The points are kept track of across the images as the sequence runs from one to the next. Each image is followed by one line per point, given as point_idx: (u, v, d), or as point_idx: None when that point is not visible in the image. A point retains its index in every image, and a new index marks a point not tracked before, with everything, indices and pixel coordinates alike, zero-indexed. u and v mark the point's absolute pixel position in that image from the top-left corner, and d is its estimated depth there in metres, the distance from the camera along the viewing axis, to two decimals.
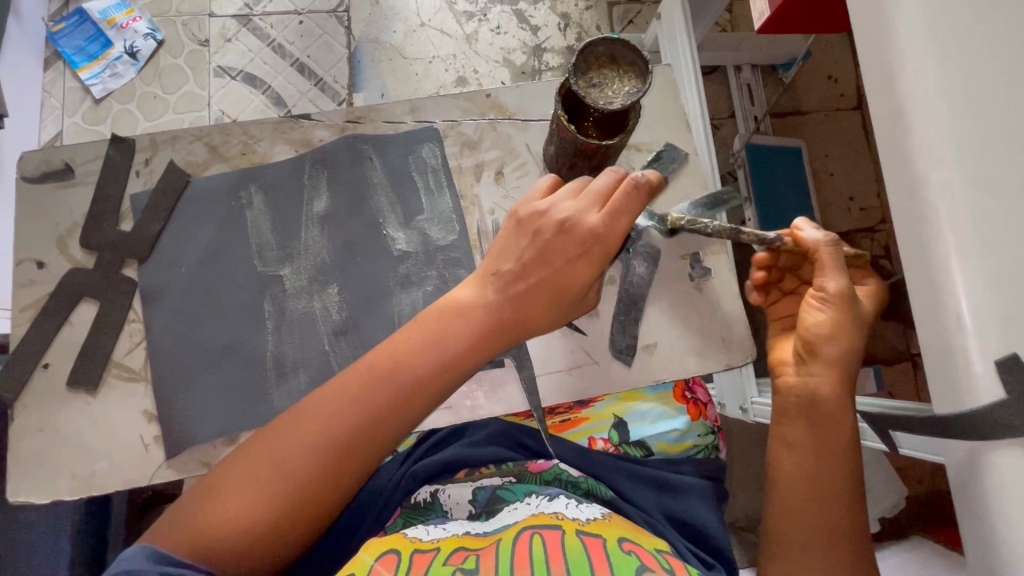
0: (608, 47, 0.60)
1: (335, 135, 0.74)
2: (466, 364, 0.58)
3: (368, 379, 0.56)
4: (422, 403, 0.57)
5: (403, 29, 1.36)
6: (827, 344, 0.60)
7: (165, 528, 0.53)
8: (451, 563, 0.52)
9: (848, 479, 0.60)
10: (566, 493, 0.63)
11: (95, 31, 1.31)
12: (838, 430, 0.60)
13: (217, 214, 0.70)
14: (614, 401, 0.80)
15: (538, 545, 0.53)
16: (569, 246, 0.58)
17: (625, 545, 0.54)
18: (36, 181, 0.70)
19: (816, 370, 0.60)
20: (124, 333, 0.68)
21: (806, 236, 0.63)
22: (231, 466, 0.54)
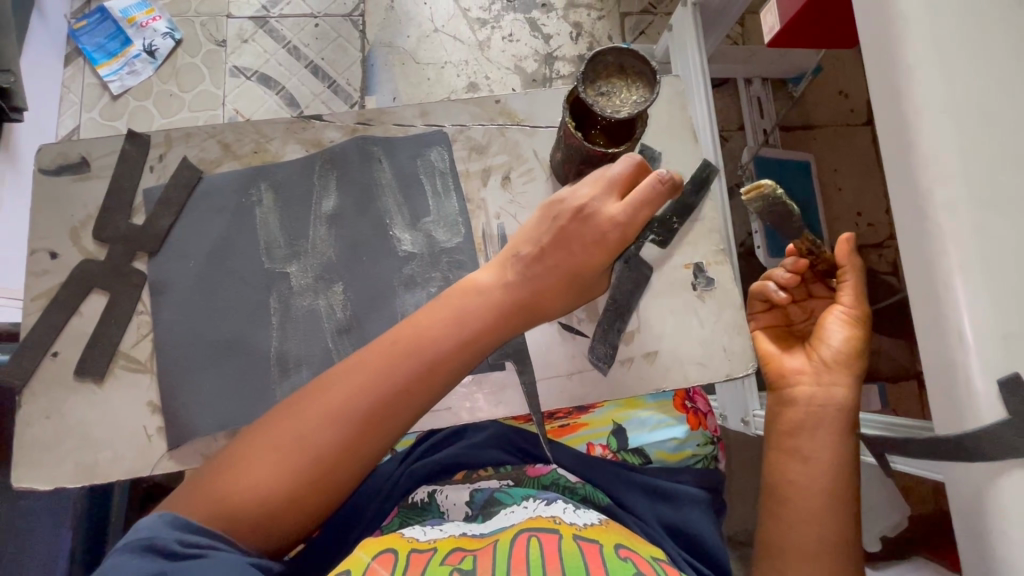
0: (617, 56, 0.62)
1: (345, 136, 0.75)
2: (486, 343, 0.59)
3: (387, 359, 0.56)
4: (439, 384, 0.57)
5: (416, 35, 1.38)
6: (848, 359, 0.65)
7: (181, 498, 0.54)
8: (448, 564, 0.53)
9: (847, 494, 0.62)
10: (563, 498, 0.63)
11: (115, 28, 1.33)
12: (826, 444, 0.63)
13: (228, 210, 0.72)
14: (614, 408, 0.78)
15: (535, 549, 0.53)
16: (590, 234, 0.59)
17: (622, 551, 0.54)
18: (52, 174, 0.72)
19: (840, 380, 0.64)
20: (132, 325, 0.69)
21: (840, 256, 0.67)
22: (252, 436, 0.55)
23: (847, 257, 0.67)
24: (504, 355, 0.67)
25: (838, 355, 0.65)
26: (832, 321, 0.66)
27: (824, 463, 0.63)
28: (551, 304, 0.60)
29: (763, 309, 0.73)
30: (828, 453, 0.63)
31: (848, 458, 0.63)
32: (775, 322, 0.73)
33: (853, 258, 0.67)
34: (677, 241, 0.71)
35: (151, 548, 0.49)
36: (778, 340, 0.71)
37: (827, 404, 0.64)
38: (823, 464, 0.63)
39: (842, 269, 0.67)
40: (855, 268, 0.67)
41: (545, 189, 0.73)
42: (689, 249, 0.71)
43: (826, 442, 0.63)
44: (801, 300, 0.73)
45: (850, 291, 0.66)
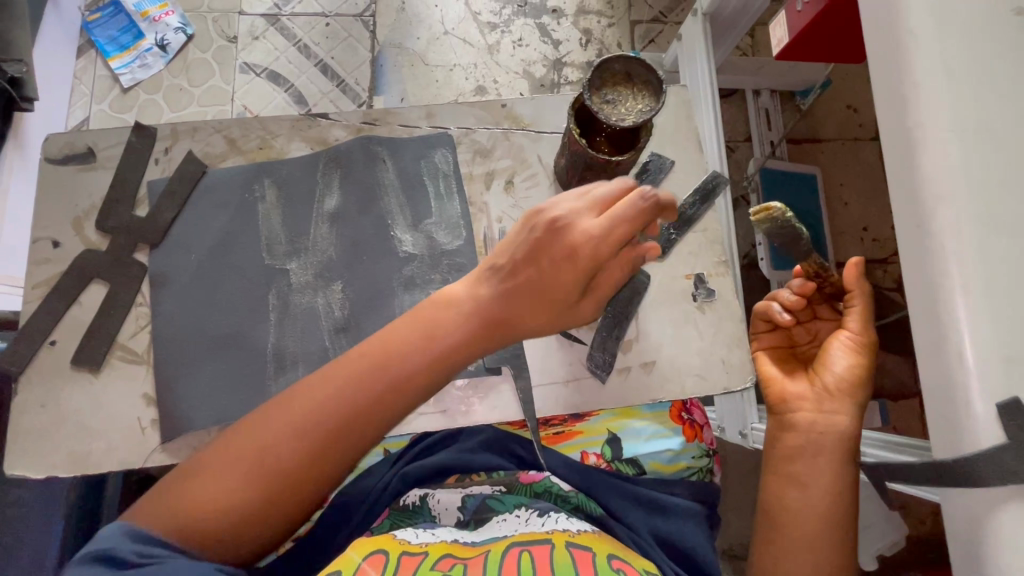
0: (625, 64, 0.62)
1: (351, 135, 0.75)
2: (453, 361, 0.58)
3: (352, 374, 0.55)
4: (407, 403, 0.57)
5: (426, 37, 1.38)
6: (851, 387, 0.63)
7: (143, 508, 0.53)
8: (438, 570, 0.52)
9: (843, 522, 0.62)
10: (557, 508, 0.62)
11: (128, 22, 1.34)
12: (824, 470, 0.62)
13: (231, 205, 0.72)
14: (610, 416, 0.75)
15: (526, 562, 0.52)
16: (567, 248, 0.55)
17: (614, 562, 0.54)
18: (59, 163, 0.72)
19: (840, 409, 0.63)
20: (130, 316, 0.69)
21: (849, 281, 0.66)
22: (216, 448, 0.55)
23: (854, 282, 0.66)
24: (501, 359, 0.67)
25: (841, 382, 0.64)
26: (838, 347, 0.65)
27: (820, 492, 0.62)
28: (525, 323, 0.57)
29: (766, 330, 0.73)
30: (825, 478, 0.62)
31: (847, 486, 0.62)
32: (779, 343, 0.73)
33: (861, 284, 0.66)
34: (678, 251, 0.71)
35: (105, 558, 0.48)
36: (780, 362, 0.71)
37: (824, 432, 0.63)
38: (821, 489, 0.62)
39: (850, 294, 0.66)
40: (863, 294, 0.65)
41: (547, 195, 0.73)
42: (690, 259, 0.71)
43: (824, 469, 0.62)
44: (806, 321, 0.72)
45: (857, 318, 0.65)
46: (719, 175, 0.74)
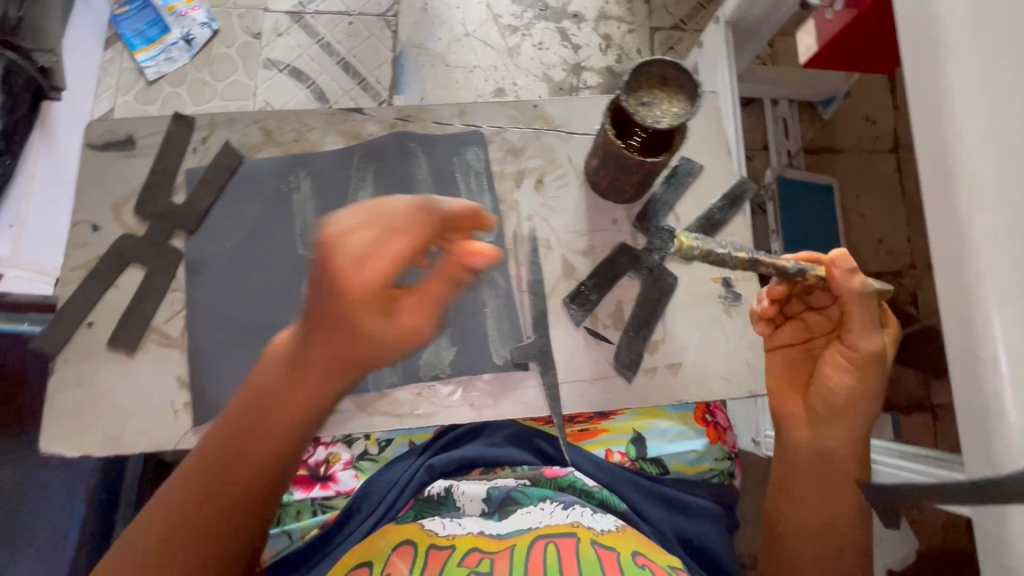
0: (660, 68, 0.63)
1: (385, 131, 0.76)
2: (303, 413, 0.50)
3: (200, 468, 0.49)
4: (277, 449, 0.50)
5: (447, 38, 1.40)
6: (848, 408, 0.59)
7: None
8: (465, 565, 0.53)
9: (851, 533, 0.61)
10: (581, 502, 0.62)
11: (155, 16, 1.36)
12: (816, 492, 0.62)
13: (266, 195, 0.73)
14: (635, 415, 0.74)
15: (552, 555, 0.53)
16: (336, 274, 0.46)
17: (639, 559, 0.55)
18: (99, 149, 0.74)
19: (834, 432, 0.60)
20: (165, 301, 0.70)
21: (841, 282, 0.57)
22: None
23: (845, 283, 0.57)
24: (529, 356, 0.68)
25: (837, 403, 0.59)
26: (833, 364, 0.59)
27: (818, 507, 0.62)
28: (363, 349, 0.48)
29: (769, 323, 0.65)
30: (822, 497, 0.62)
31: (852, 504, 0.61)
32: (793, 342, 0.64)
33: (857, 278, 0.58)
34: None
35: None
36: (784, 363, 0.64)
37: (817, 453, 0.61)
38: (818, 505, 0.62)
39: (845, 300, 0.58)
40: (863, 291, 0.57)
41: (577, 194, 0.74)
42: None
43: (818, 489, 0.62)
44: (817, 310, 0.63)
45: (857, 330, 0.58)
46: (746, 182, 0.75)
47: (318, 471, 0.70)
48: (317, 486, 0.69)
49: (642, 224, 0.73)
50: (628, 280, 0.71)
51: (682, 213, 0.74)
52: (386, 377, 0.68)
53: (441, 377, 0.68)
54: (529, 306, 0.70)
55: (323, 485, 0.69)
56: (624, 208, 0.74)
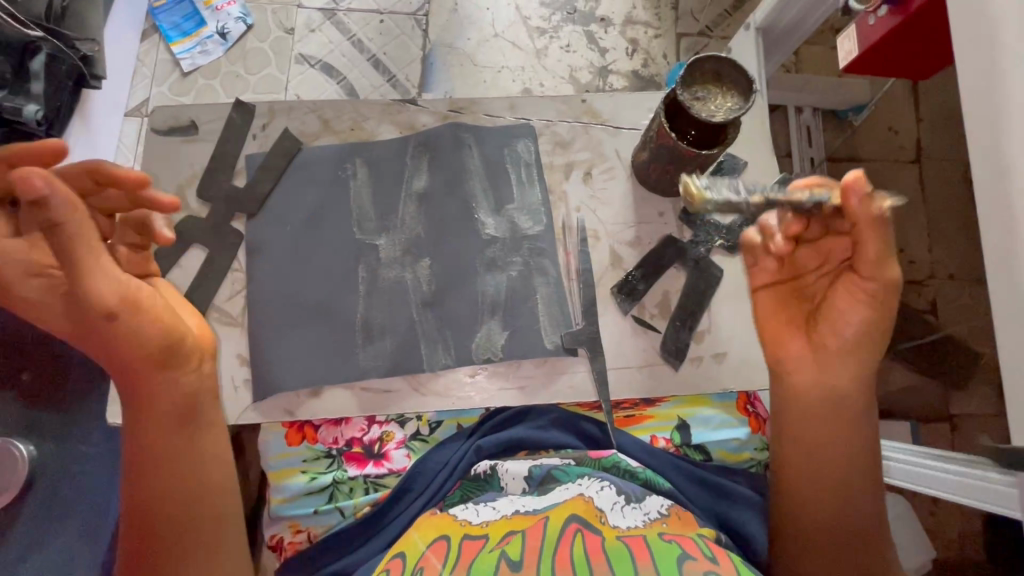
0: (717, 64, 0.65)
1: (437, 122, 0.78)
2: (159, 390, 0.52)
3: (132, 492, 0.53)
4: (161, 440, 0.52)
5: (476, 38, 1.42)
6: (861, 342, 0.51)
7: None
8: (497, 548, 0.53)
9: (860, 470, 0.56)
10: (616, 486, 0.61)
11: (191, 9, 1.39)
12: (819, 434, 0.56)
13: (324, 180, 0.76)
14: (679, 402, 0.71)
15: (580, 545, 0.52)
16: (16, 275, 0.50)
17: (665, 535, 0.54)
18: (163, 134, 0.77)
19: (842, 371, 0.53)
20: (226, 281, 0.72)
21: (857, 203, 0.46)
22: None
23: (861, 204, 0.46)
24: (578, 342, 0.70)
25: (842, 343, 0.52)
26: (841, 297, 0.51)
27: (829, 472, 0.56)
28: (104, 316, 0.48)
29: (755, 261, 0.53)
30: (825, 440, 0.56)
31: (859, 439, 0.55)
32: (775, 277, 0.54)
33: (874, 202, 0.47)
34: None
35: None
36: (779, 302, 0.54)
37: (826, 400, 0.55)
38: (823, 448, 0.56)
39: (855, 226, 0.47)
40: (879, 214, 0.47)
41: (625, 187, 0.76)
42: None
43: (824, 430, 0.56)
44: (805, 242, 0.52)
45: (870, 257, 0.48)
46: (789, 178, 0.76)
47: (372, 448, 0.69)
48: (370, 463, 0.68)
49: (688, 217, 0.74)
50: (674, 271, 0.73)
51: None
52: (440, 359, 0.70)
53: (493, 360, 0.70)
54: (578, 294, 0.72)
55: (376, 462, 0.68)
56: (670, 202, 0.75)
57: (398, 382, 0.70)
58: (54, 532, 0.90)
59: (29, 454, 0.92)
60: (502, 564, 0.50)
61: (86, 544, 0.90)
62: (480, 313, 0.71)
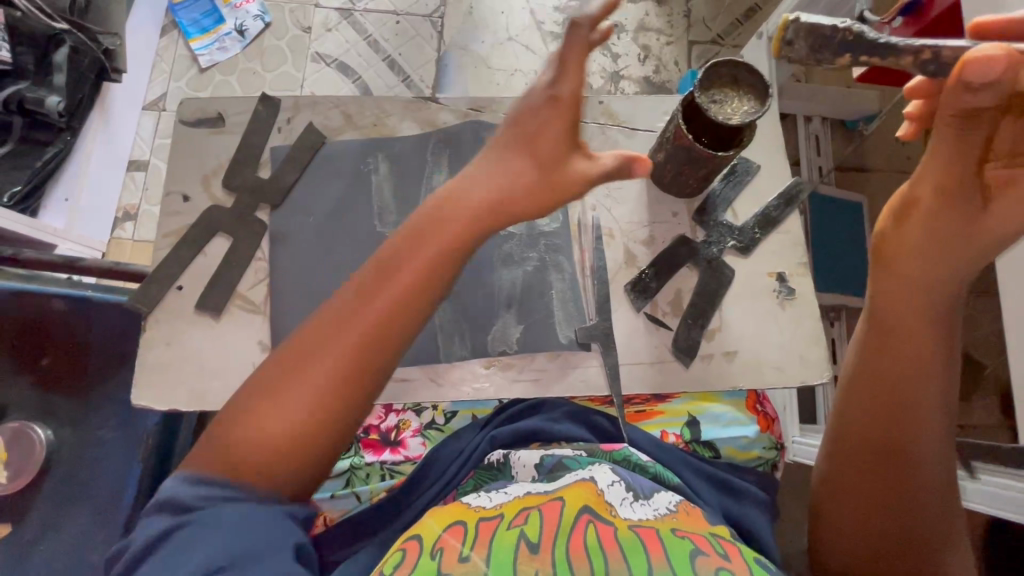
0: (733, 68, 0.66)
1: (458, 120, 0.80)
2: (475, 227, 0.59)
3: (389, 279, 0.57)
4: (408, 289, 0.56)
5: (491, 41, 1.45)
6: (928, 241, 0.52)
7: (200, 457, 0.53)
8: (515, 528, 0.54)
9: (912, 393, 0.54)
10: (624, 483, 0.61)
11: (211, 7, 1.43)
12: (873, 341, 0.56)
13: (346, 172, 0.77)
14: (690, 399, 0.78)
15: (593, 533, 0.53)
16: None
17: (678, 532, 0.54)
18: (191, 125, 0.79)
19: (914, 273, 0.53)
20: (250, 269, 0.74)
21: (960, 78, 0.43)
22: (268, 377, 0.54)
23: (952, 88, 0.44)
24: (592, 337, 0.71)
25: (908, 264, 0.53)
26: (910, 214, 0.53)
27: (873, 429, 0.56)
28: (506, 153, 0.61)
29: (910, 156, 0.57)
30: (874, 354, 0.56)
31: (914, 358, 0.54)
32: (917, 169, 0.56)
33: (972, 97, 0.44)
34: (764, 250, 0.75)
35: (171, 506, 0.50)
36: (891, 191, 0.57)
37: (896, 310, 0.54)
38: (868, 364, 0.56)
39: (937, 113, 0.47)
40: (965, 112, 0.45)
41: (639, 187, 0.77)
42: (774, 259, 0.75)
43: (879, 342, 0.55)
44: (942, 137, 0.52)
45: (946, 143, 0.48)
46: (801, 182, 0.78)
47: (390, 436, 0.75)
48: (387, 450, 0.75)
49: (701, 217, 0.76)
50: (687, 270, 0.74)
51: (739, 209, 0.77)
52: (456, 351, 0.71)
53: (508, 353, 0.71)
54: (593, 291, 0.73)
55: (393, 449, 0.74)
56: (684, 202, 0.77)
57: (414, 372, 0.71)
58: (69, 515, 0.92)
59: (48, 439, 0.94)
60: (521, 544, 0.52)
61: (99, 528, 0.91)
62: (496, 307, 0.73)
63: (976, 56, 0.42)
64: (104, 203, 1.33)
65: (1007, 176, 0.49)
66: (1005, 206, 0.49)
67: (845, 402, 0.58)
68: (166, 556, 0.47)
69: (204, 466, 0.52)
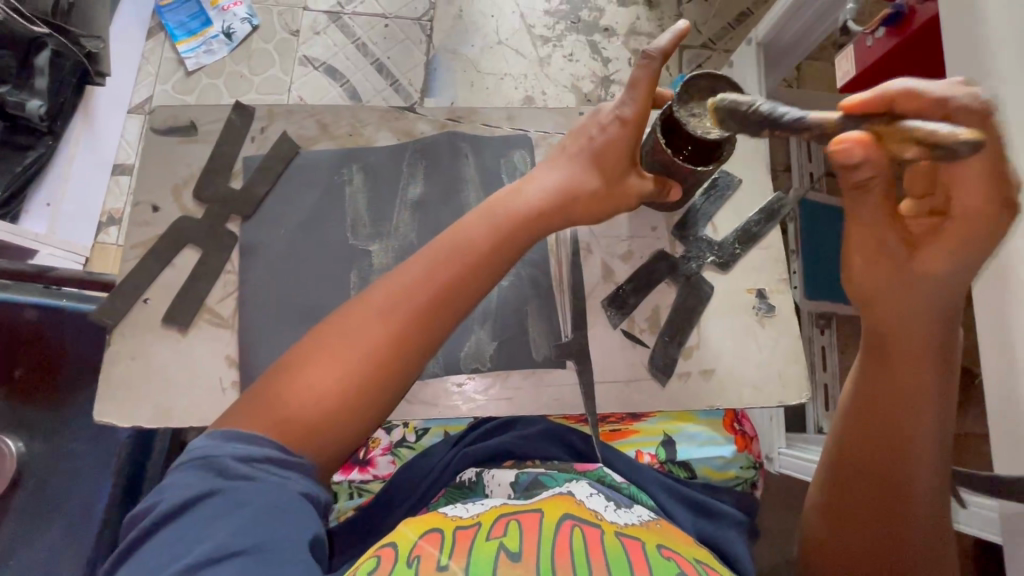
0: (711, 82, 0.60)
1: (435, 130, 0.79)
2: (524, 236, 0.62)
3: (443, 260, 0.59)
4: (448, 286, 0.58)
5: (480, 45, 1.43)
6: (878, 289, 0.52)
7: (236, 416, 0.54)
8: (494, 538, 0.53)
9: (917, 411, 0.53)
10: (604, 494, 0.62)
11: (198, 9, 1.41)
12: (868, 367, 0.55)
13: (320, 184, 0.76)
14: (666, 418, 0.78)
15: (578, 539, 0.52)
16: None
17: (664, 551, 0.53)
18: (161, 134, 0.77)
19: (887, 313, 0.52)
20: (219, 282, 0.72)
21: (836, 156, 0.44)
22: (311, 346, 0.55)
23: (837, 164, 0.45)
24: (567, 354, 0.71)
25: (870, 306, 0.53)
26: (852, 262, 0.53)
27: (870, 461, 0.55)
28: (557, 166, 0.65)
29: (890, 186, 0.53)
30: (867, 377, 0.55)
31: (910, 381, 0.53)
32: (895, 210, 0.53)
33: (852, 174, 0.45)
34: (742, 265, 0.74)
35: (204, 464, 0.50)
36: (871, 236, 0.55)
37: (884, 338, 0.53)
38: (866, 385, 0.55)
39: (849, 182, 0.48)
40: (857, 183, 0.46)
41: None
42: (752, 274, 0.74)
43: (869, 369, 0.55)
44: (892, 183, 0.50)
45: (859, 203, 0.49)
46: (783, 198, 0.77)
47: (357, 455, 0.75)
48: (356, 469, 0.74)
49: (680, 232, 0.75)
50: (665, 286, 0.73)
51: (720, 224, 0.75)
52: (429, 367, 0.70)
53: (482, 370, 0.70)
54: (569, 305, 0.72)
55: (361, 468, 0.74)
56: (663, 216, 0.75)
57: None
58: (38, 529, 0.90)
59: (18, 451, 0.92)
60: (501, 552, 0.51)
61: (69, 543, 0.89)
62: (470, 322, 0.71)
63: (835, 148, 0.43)
64: (90, 205, 1.30)
65: (929, 222, 0.48)
66: (932, 252, 0.48)
67: (846, 418, 0.57)
68: (190, 524, 0.47)
69: (241, 426, 0.53)
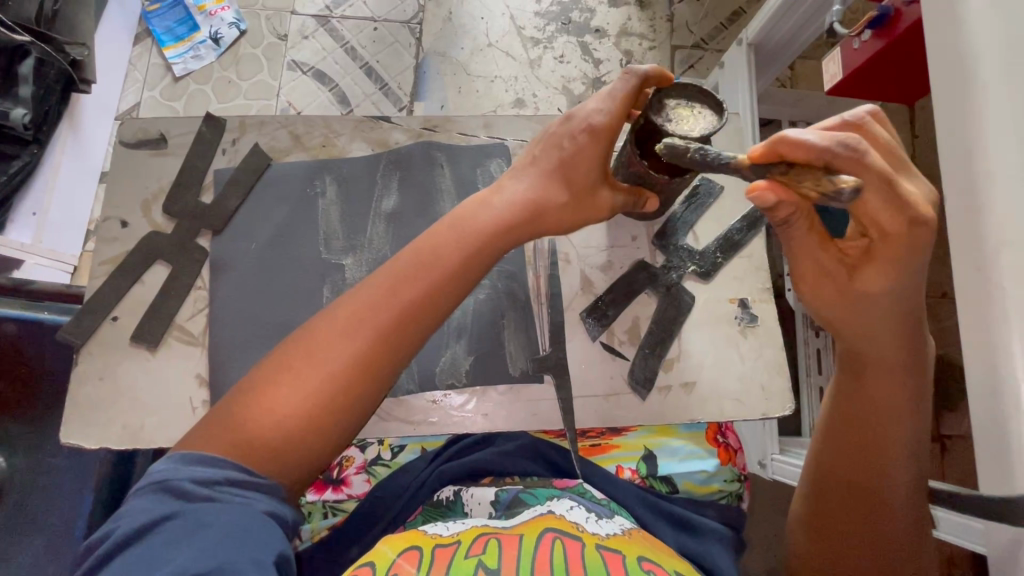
0: (682, 90, 0.58)
1: (411, 139, 0.77)
2: (493, 248, 0.60)
3: (409, 276, 0.57)
4: (415, 307, 0.57)
5: (470, 47, 1.42)
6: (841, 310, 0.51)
7: (197, 437, 0.52)
8: (472, 556, 0.51)
9: (892, 425, 0.52)
10: (583, 505, 0.60)
11: (185, 14, 1.40)
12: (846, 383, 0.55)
13: (293, 196, 0.74)
14: (647, 432, 0.76)
15: (559, 553, 0.51)
16: None
17: (645, 564, 0.52)
18: (131, 147, 0.75)
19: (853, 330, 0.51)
20: (189, 299, 0.71)
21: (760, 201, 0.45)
22: (275, 366, 0.54)
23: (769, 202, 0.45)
24: (544, 368, 0.69)
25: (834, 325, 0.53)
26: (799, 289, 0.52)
27: (850, 477, 0.54)
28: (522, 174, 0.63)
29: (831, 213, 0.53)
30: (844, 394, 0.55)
31: (885, 394, 0.52)
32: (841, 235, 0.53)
33: (774, 213, 0.47)
34: (724, 275, 0.72)
35: (165, 489, 0.49)
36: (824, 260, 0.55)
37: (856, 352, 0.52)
38: (841, 401, 0.55)
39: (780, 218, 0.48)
40: (779, 220, 0.48)
41: None
42: (734, 284, 0.72)
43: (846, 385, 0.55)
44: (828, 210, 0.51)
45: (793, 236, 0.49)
46: None
47: (332, 474, 0.74)
48: (330, 488, 0.73)
49: (662, 241, 0.73)
50: (645, 297, 0.72)
51: (701, 232, 0.74)
52: (403, 384, 0.68)
53: (457, 386, 0.69)
54: (547, 318, 0.71)
55: (336, 488, 0.73)
56: (644, 225, 0.74)
57: None
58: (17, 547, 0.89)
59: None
60: (480, 571, 0.48)
61: (48, 560, 0.88)
62: (446, 338, 0.70)
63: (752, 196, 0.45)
64: (76, 212, 1.28)
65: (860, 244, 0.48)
66: (871, 271, 0.48)
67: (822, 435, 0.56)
68: (150, 549, 0.46)
69: (200, 449, 0.51)
